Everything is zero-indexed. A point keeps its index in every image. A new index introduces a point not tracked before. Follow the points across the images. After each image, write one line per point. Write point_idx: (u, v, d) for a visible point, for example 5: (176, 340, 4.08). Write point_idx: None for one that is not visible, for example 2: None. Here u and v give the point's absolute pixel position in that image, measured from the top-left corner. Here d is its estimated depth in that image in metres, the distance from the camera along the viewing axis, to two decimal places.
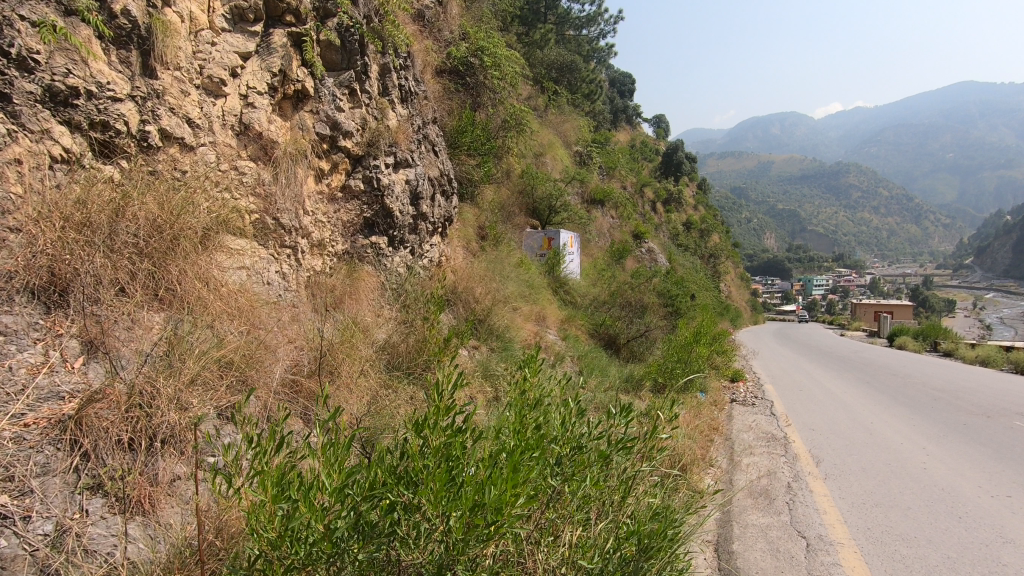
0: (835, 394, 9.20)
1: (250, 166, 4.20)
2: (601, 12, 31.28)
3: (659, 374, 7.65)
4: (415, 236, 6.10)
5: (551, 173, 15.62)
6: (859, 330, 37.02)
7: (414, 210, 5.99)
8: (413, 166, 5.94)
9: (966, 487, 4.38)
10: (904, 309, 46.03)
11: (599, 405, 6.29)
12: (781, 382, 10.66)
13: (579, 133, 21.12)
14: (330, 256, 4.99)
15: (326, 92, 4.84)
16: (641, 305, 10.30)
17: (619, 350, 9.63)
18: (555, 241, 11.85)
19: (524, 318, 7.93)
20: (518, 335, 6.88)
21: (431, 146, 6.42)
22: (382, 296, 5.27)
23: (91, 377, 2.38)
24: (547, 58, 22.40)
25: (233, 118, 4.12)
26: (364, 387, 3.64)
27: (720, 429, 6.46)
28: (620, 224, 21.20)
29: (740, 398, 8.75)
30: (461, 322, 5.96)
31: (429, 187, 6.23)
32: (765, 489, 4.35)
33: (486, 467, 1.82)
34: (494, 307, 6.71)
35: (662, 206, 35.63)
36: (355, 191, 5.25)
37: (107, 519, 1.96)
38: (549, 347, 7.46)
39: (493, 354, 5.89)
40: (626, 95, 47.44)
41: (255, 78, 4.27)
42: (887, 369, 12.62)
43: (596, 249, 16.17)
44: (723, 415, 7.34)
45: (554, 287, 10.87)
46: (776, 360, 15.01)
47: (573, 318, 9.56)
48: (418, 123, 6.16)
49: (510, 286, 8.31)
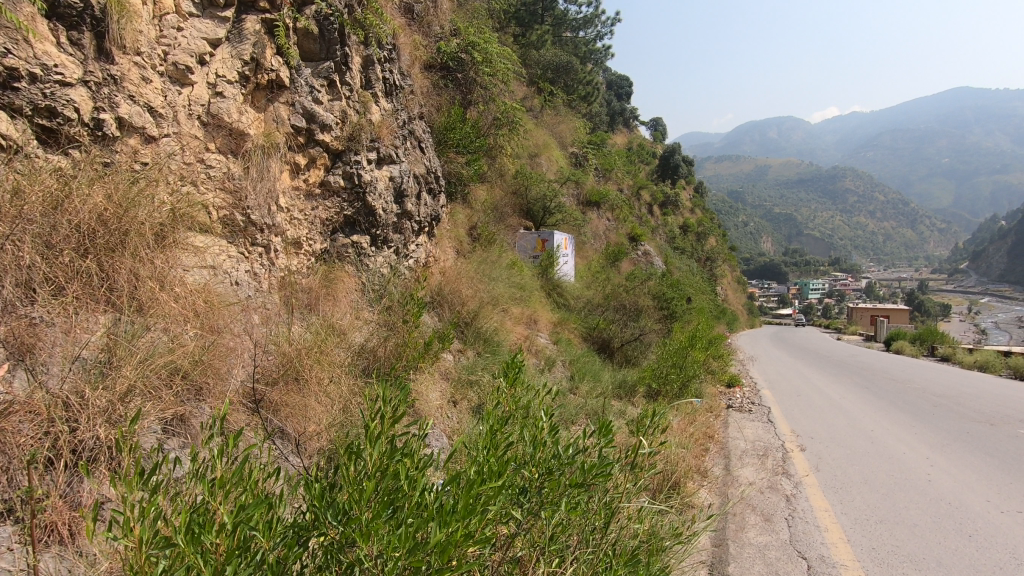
0: (833, 400, 8.99)
1: (218, 160, 3.94)
2: (599, 14, 31.17)
3: (654, 380, 7.42)
4: (399, 236, 5.86)
5: (546, 173, 15.42)
6: (857, 334, 36.80)
7: (399, 209, 5.75)
8: (398, 163, 5.70)
9: (974, 502, 4.17)
10: (901, 313, 45.97)
11: (591, 413, 6.06)
12: (778, 388, 10.44)
13: (576, 134, 20.94)
14: (307, 256, 4.76)
15: (302, 83, 4.60)
16: (636, 309, 10.08)
17: (613, 354, 9.42)
18: (549, 242, 11.64)
19: (514, 321, 7.70)
20: (507, 338, 6.64)
21: (418, 142, 6.19)
22: (362, 298, 5.04)
23: (15, 387, 2.11)
24: (543, 59, 22.23)
25: (200, 107, 3.87)
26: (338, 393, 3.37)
27: (715, 438, 6.24)
28: (616, 226, 21.00)
29: (737, 404, 8.53)
30: (447, 324, 5.72)
31: (414, 184, 5.99)
32: (764, 503, 4.12)
33: (437, 500, 1.65)
34: (483, 310, 6.48)
35: (659, 209, 35.46)
36: (335, 188, 5.02)
37: (13, 552, 1.70)
38: (540, 351, 7.22)
39: (479, 358, 5.65)
40: (623, 98, 47.31)
41: (225, 67, 4.03)
42: (886, 374, 12.41)
43: (591, 251, 15.96)
44: (718, 421, 7.12)
45: (548, 290, 10.63)
46: (774, 365, 14.82)
47: (566, 321, 9.33)
48: (403, 118, 5.93)
49: (500, 287, 8.08)
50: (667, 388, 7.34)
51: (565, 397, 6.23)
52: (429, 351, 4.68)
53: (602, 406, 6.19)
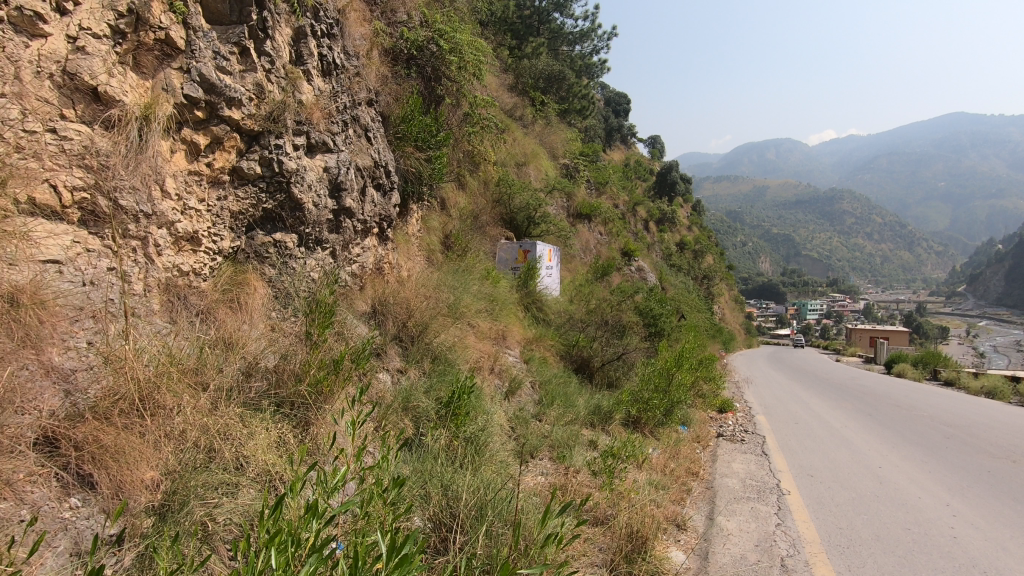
0: (835, 429, 8.19)
1: (77, 130, 3.15)
2: (595, 27, 30.83)
3: (633, 406, 6.61)
4: (337, 236, 5.09)
5: (532, 182, 14.73)
6: (857, 356, 35.85)
7: (336, 205, 4.98)
8: (334, 151, 4.95)
9: (1014, 569, 3.38)
10: (900, 335, 45.28)
11: (554, 445, 5.23)
12: (774, 414, 9.62)
13: (568, 144, 20.32)
14: (208, 254, 3.99)
15: (203, 47, 3.85)
16: (620, 325, 9.27)
17: (593, 374, 8.61)
18: (531, 253, 10.85)
19: (479, 336, 6.88)
20: (464, 355, 5.83)
21: (364, 131, 5.45)
22: (280, 308, 4.27)
23: None
24: (535, 67, 21.67)
25: (56, 64, 3.07)
26: (172, 447, 2.60)
27: (700, 475, 5.42)
28: (608, 240, 20.26)
29: (727, 432, 7.70)
30: (385, 341, 4.94)
31: (357, 178, 5.24)
32: (753, 569, 3.31)
33: None
34: (436, 322, 5.69)
35: (655, 225, 34.80)
36: (248, 176, 4.26)
37: None
38: (504, 371, 6.39)
39: (424, 379, 4.84)
40: (621, 115, 47.02)
41: (93, 19, 3.27)
42: (890, 400, 11.57)
43: (578, 265, 15.23)
44: (706, 454, 6.30)
45: (527, 303, 9.84)
46: (771, 388, 13.99)
47: (543, 337, 8.51)
48: (346, 102, 5.20)
49: (467, 299, 7.30)
50: (648, 414, 6.52)
51: (525, 425, 5.41)
52: (350, 372, 3.90)
53: (569, 436, 5.37)
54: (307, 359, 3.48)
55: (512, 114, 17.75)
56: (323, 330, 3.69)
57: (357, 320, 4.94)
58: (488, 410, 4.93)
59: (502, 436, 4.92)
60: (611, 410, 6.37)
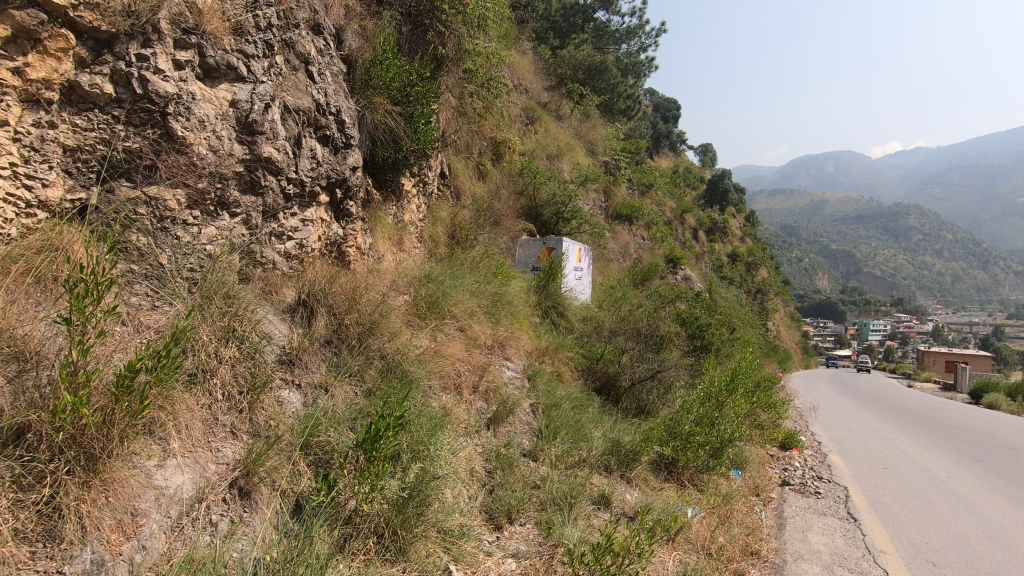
0: (945, 484, 6.19)
1: None
2: (644, 23, 29.15)
3: (668, 443, 4.89)
4: (254, 198, 3.74)
5: (565, 175, 13.19)
6: (933, 382, 32.25)
7: (249, 152, 3.61)
8: (247, 80, 3.61)
9: None
10: (981, 360, 40.85)
11: (545, 503, 3.63)
12: (855, 456, 7.62)
13: (611, 140, 18.66)
14: (14, 205, 2.66)
15: None
16: (657, 337, 7.52)
17: (620, 396, 6.96)
18: (555, 250, 9.29)
19: (468, 344, 5.34)
20: (433, 369, 4.33)
21: (303, 61, 4.10)
22: (135, 291, 3.00)
23: None
24: (575, 58, 20.17)
25: None
26: None
27: (764, 556, 3.67)
28: (650, 246, 18.40)
29: (795, 481, 5.87)
30: (303, 348, 3.49)
31: (286, 121, 3.87)
32: None
33: None
34: (395, 322, 4.23)
35: (704, 234, 32.50)
36: (93, 96, 2.94)
37: None
38: (493, 392, 4.82)
39: (354, 402, 3.36)
40: (671, 121, 44.82)
41: None
42: (1004, 441, 9.24)
43: (616, 270, 13.54)
44: (768, 516, 4.55)
45: (546, 307, 8.27)
46: (841, 418, 11.87)
47: (559, 348, 6.93)
48: (274, 20, 3.87)
49: (459, 296, 5.82)
50: (687, 456, 4.82)
51: (508, 468, 3.84)
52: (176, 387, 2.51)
53: (569, 488, 3.75)
54: (62, 368, 1.97)
55: (547, 107, 16.33)
56: (97, 321, 2.02)
57: (268, 314, 3.54)
58: (446, 446, 3.43)
59: (462, 490, 3.38)
60: (637, 451, 4.62)
